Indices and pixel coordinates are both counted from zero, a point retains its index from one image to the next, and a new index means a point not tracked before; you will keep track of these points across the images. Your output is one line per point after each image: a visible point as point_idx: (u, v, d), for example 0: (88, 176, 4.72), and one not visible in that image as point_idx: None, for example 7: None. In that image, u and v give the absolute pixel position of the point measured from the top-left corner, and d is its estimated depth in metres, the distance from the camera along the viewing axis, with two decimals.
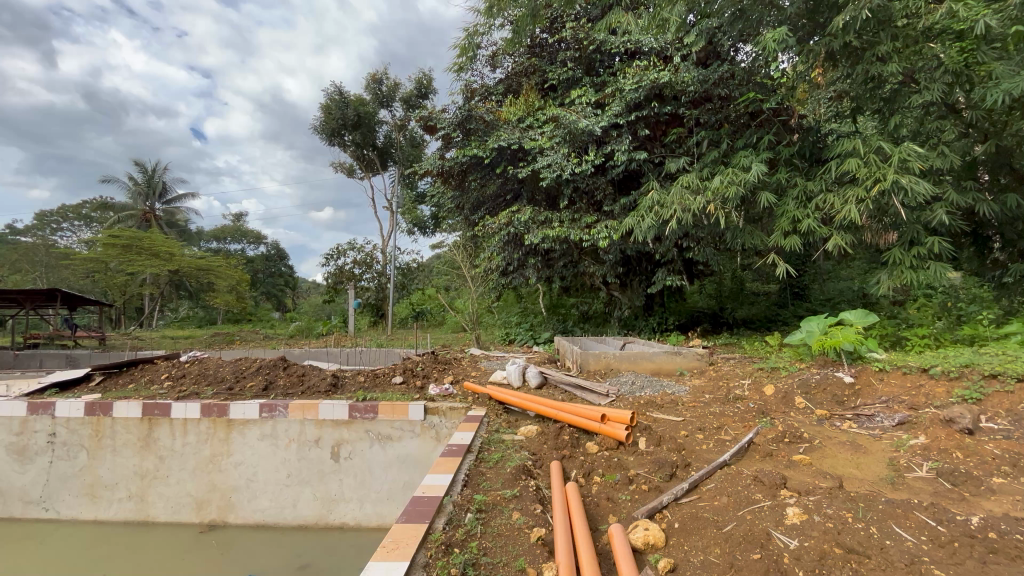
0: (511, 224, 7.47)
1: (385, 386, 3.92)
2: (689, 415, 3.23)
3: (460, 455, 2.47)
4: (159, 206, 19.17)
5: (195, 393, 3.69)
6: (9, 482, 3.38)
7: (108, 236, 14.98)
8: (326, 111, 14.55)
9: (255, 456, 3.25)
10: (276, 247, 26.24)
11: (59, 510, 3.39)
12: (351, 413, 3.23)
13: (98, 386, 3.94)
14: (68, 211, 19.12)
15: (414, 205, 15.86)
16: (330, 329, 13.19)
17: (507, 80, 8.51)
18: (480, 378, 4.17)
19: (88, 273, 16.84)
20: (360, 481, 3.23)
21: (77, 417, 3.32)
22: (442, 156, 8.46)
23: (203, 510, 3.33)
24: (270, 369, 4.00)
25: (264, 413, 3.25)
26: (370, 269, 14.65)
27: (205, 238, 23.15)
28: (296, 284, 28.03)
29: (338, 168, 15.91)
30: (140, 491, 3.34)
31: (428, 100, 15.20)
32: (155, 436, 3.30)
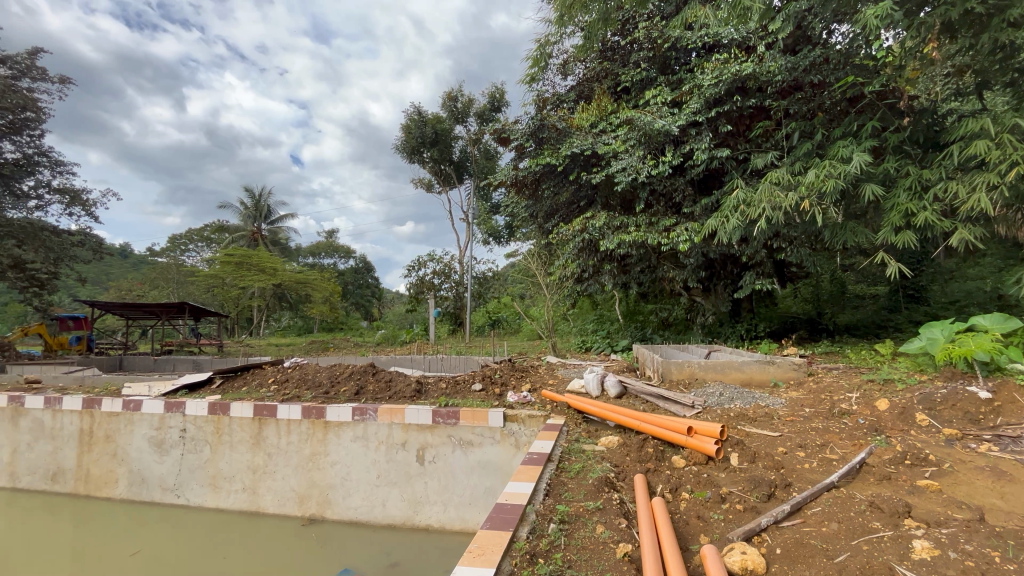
0: (585, 230, 7.41)
1: (465, 392, 4.03)
2: (788, 430, 2.97)
3: (541, 463, 2.47)
4: (265, 226, 21.38)
5: (297, 396, 4.05)
6: (150, 471, 3.89)
7: (225, 255, 16.95)
8: (407, 131, 15.43)
9: (348, 457, 3.48)
10: (363, 260, 28.15)
11: (187, 498, 3.81)
12: (434, 418, 3.36)
13: (219, 387, 4.46)
14: (193, 234, 21.94)
15: (489, 216, 16.27)
16: (413, 337, 13.85)
17: (578, 87, 8.51)
18: (558, 386, 4.16)
19: (209, 289, 19.15)
20: (443, 485, 3.33)
21: (202, 415, 3.78)
22: (515, 166, 8.63)
23: (304, 504, 3.58)
24: (361, 375, 4.30)
25: (357, 416, 3.49)
26: (449, 279, 15.22)
27: (303, 254, 25.43)
28: (381, 294, 29.85)
29: (418, 184, 16.78)
30: (252, 484, 3.67)
31: (501, 112, 15.58)
32: (264, 435, 3.65)
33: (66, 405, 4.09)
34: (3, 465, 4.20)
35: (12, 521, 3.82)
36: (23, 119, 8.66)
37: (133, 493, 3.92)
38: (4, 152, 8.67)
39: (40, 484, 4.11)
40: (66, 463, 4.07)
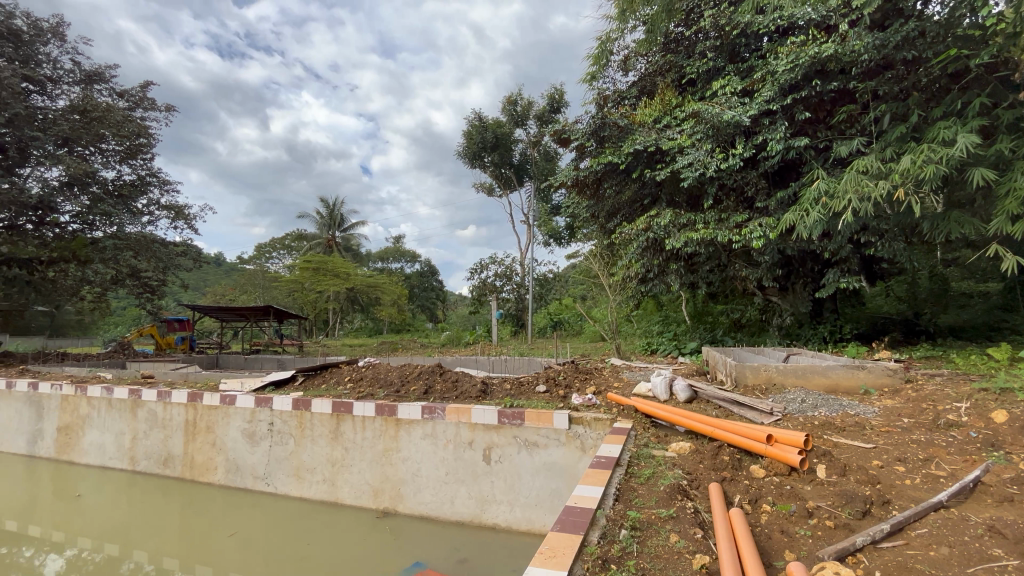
0: (650, 229, 7.20)
1: (529, 394, 4.05)
2: (883, 442, 2.71)
3: (609, 468, 2.43)
4: (339, 234, 22.74)
5: (370, 394, 4.26)
6: (244, 460, 4.24)
7: (304, 261, 18.23)
8: (468, 137, 15.81)
9: (419, 454, 3.62)
10: (428, 264, 29.14)
11: (274, 486, 4.11)
12: (500, 419, 3.41)
13: (301, 384, 4.80)
14: (276, 242, 23.79)
15: (549, 217, 16.27)
16: (476, 338, 14.13)
17: (640, 82, 8.29)
18: (623, 389, 4.06)
19: (290, 293, 20.66)
20: (509, 485, 3.36)
21: (287, 410, 4.09)
22: (576, 167, 8.57)
23: (378, 498, 3.75)
24: (429, 375, 4.45)
25: (426, 415, 3.62)
26: (510, 281, 15.37)
27: (373, 259, 26.75)
28: (445, 297, 30.74)
29: (479, 188, 17.13)
30: (331, 476, 3.90)
31: (561, 113, 15.53)
32: (342, 430, 3.87)
33: (174, 398, 4.57)
34: (126, 450, 4.77)
35: (132, 499, 4.32)
36: (137, 144, 9.80)
37: (229, 480, 4.29)
38: (123, 174, 9.87)
39: (154, 468, 4.61)
40: (175, 450, 4.54)
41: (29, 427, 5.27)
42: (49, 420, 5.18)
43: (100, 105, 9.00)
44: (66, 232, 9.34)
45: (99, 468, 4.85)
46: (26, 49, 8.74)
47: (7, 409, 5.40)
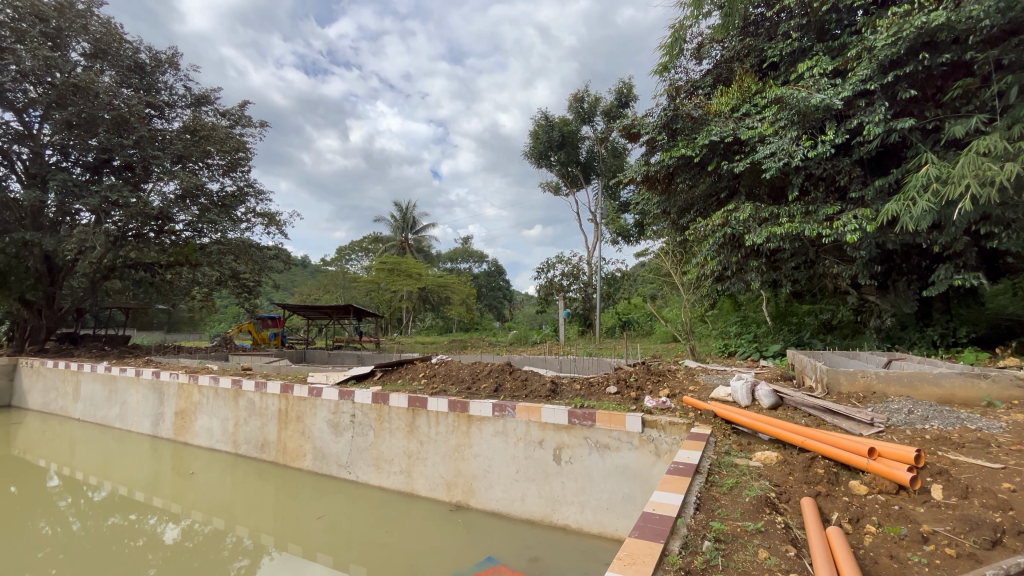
0: (727, 224, 6.81)
1: (600, 395, 3.98)
2: (1013, 462, 2.36)
3: (689, 475, 2.32)
4: (411, 236, 23.76)
5: (443, 390, 4.40)
6: (330, 449, 4.54)
7: (380, 262, 19.26)
8: (535, 137, 15.88)
9: (490, 450, 3.67)
10: (495, 264, 29.67)
11: (356, 475, 4.35)
12: (571, 419, 3.38)
13: (380, 379, 5.06)
14: (355, 245, 25.32)
15: (617, 215, 15.94)
16: (543, 338, 14.15)
17: (716, 69, 7.87)
18: (700, 392, 3.87)
19: (367, 293, 21.91)
20: (581, 486, 3.31)
21: (367, 404, 4.32)
22: (646, 162, 8.30)
23: (451, 491, 3.85)
24: (499, 374, 4.52)
25: (497, 412, 3.67)
26: (577, 280, 15.23)
27: (443, 260, 27.66)
28: (512, 296, 31.10)
29: (546, 188, 17.16)
30: (408, 468, 4.06)
31: (630, 108, 15.16)
32: (417, 424, 4.03)
33: (270, 388, 5.00)
34: (230, 434, 5.28)
35: (235, 479, 4.78)
36: (236, 158, 10.86)
37: (317, 467, 4.60)
38: (226, 186, 10.95)
39: (252, 452, 5.06)
40: (271, 436, 4.96)
41: (153, 411, 6.00)
42: (169, 405, 5.86)
43: (207, 124, 10.06)
44: (179, 238, 10.45)
45: (208, 450, 5.42)
46: (148, 79, 9.95)
47: (136, 394, 6.19)
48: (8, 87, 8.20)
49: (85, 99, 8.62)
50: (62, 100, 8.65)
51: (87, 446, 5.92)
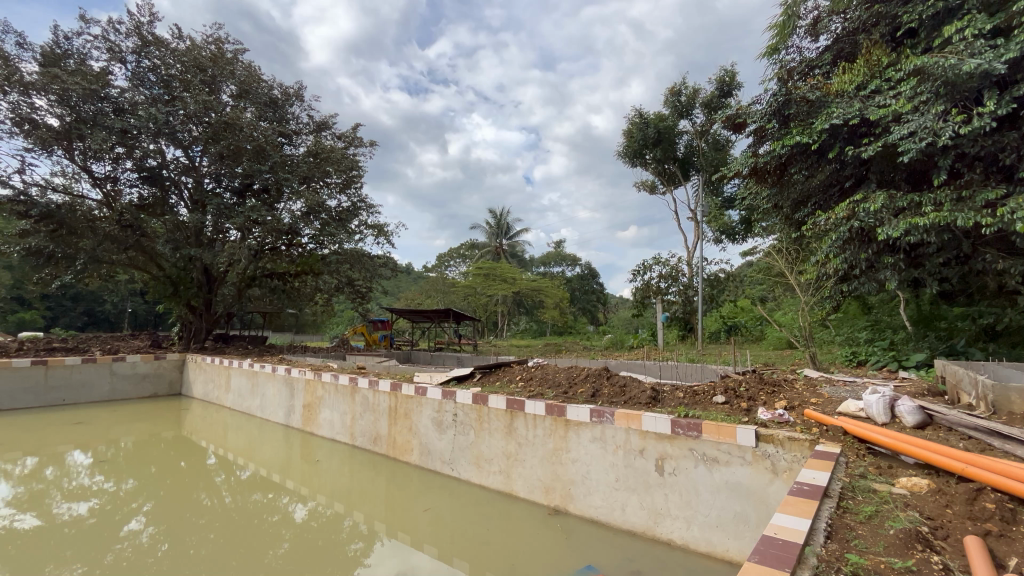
0: (854, 217, 6.05)
1: (706, 404, 3.74)
2: None
3: (816, 498, 2.09)
4: (506, 241, 24.39)
5: (541, 393, 4.43)
6: (434, 445, 4.80)
7: (476, 267, 20.03)
8: (629, 136, 15.46)
9: (588, 456, 3.62)
10: (589, 267, 29.35)
11: (458, 472, 4.54)
12: (674, 429, 3.22)
13: (479, 380, 5.24)
14: (453, 252, 26.59)
15: (720, 212, 14.93)
16: (640, 342, 13.65)
17: (835, 45, 7.06)
18: (825, 406, 3.46)
19: (465, 298, 22.85)
20: (686, 501, 3.13)
21: (468, 404, 4.50)
22: (755, 154, 7.69)
23: (550, 495, 3.85)
24: (596, 379, 4.45)
25: (594, 418, 3.61)
26: (676, 282, 14.50)
27: (536, 264, 27.97)
28: (606, 300, 30.51)
29: (641, 187, 16.63)
30: (507, 468, 4.15)
31: (733, 97, 14.18)
32: (515, 426, 4.10)
33: (381, 387, 5.42)
34: (348, 427, 5.82)
35: (353, 468, 5.23)
36: (351, 176, 12.00)
37: (423, 462, 4.89)
38: (342, 202, 12.12)
39: (367, 445, 5.52)
40: (383, 431, 5.37)
41: (286, 403, 6.81)
42: (298, 398, 6.62)
43: (327, 147, 11.24)
44: (305, 251, 11.75)
45: (330, 440, 6.01)
46: (280, 111, 11.36)
47: (272, 387, 7.07)
48: (179, 129, 9.76)
49: (233, 134, 10.10)
50: (216, 135, 10.19)
51: (236, 431, 6.89)
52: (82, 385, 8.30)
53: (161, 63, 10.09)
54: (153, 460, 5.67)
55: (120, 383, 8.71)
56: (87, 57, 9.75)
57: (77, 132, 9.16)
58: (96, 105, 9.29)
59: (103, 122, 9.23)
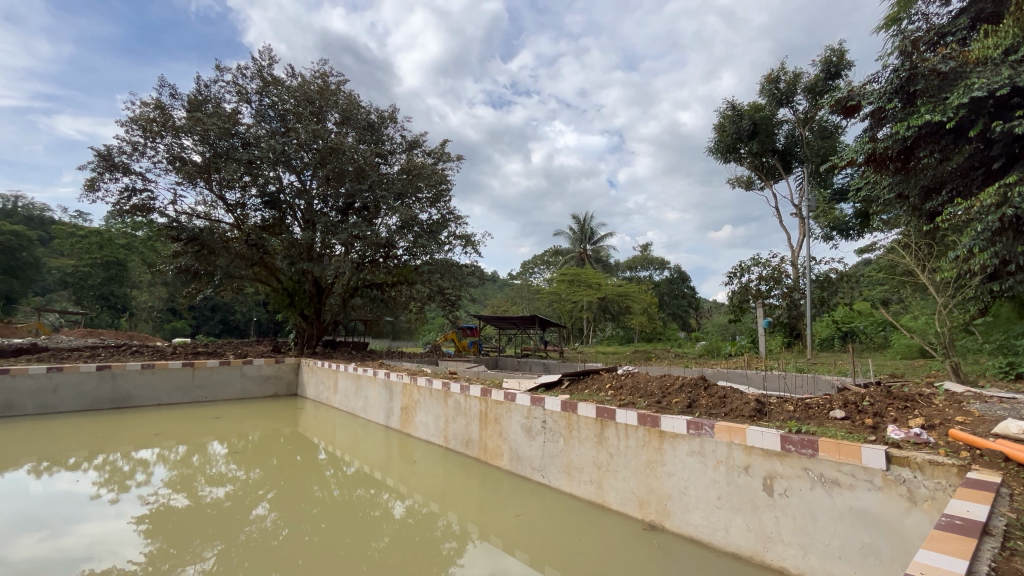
0: (1007, 203, 5.16)
1: (822, 419, 3.37)
2: None
3: (972, 534, 1.79)
4: (589, 246, 24.12)
5: (632, 401, 4.28)
6: (525, 451, 4.84)
7: (561, 274, 20.05)
8: (721, 130, 14.59)
9: (686, 470, 3.43)
10: (678, 270, 28.04)
11: (549, 479, 4.54)
12: (784, 445, 2.94)
13: (567, 387, 5.20)
14: (537, 259, 26.82)
15: (830, 206, 13.52)
16: (739, 349, 12.70)
17: (972, 7, 6.15)
18: (976, 425, 2.96)
19: (550, 304, 22.91)
20: (801, 525, 2.83)
21: (557, 411, 4.48)
22: (872, 139, 6.81)
23: (644, 509, 3.69)
24: (692, 389, 4.22)
25: (692, 430, 3.41)
26: (780, 285, 13.29)
27: (621, 269, 27.31)
28: (698, 304, 28.93)
29: (736, 184, 15.60)
30: (598, 478, 4.06)
31: (842, 78, 12.84)
32: (606, 435, 4.01)
33: (472, 391, 5.59)
34: (442, 430, 6.08)
35: (447, 469, 5.44)
36: (440, 190, 12.67)
37: (513, 467, 4.95)
38: (433, 215, 12.79)
39: (460, 447, 5.72)
40: (474, 435, 5.53)
41: (386, 405, 7.28)
42: (396, 400, 7.05)
43: (419, 164, 11.95)
44: (400, 262, 12.53)
45: (426, 442, 6.32)
46: (377, 134, 12.32)
47: (374, 390, 7.60)
48: (293, 156, 10.92)
49: (338, 158, 11.07)
50: (323, 160, 11.24)
51: (343, 429, 7.50)
52: (219, 384, 9.55)
53: (278, 100, 11.40)
54: (275, 453, 6.35)
55: (248, 383, 9.88)
56: (220, 100, 11.29)
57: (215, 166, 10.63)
58: (228, 141, 10.71)
59: (233, 156, 10.62)
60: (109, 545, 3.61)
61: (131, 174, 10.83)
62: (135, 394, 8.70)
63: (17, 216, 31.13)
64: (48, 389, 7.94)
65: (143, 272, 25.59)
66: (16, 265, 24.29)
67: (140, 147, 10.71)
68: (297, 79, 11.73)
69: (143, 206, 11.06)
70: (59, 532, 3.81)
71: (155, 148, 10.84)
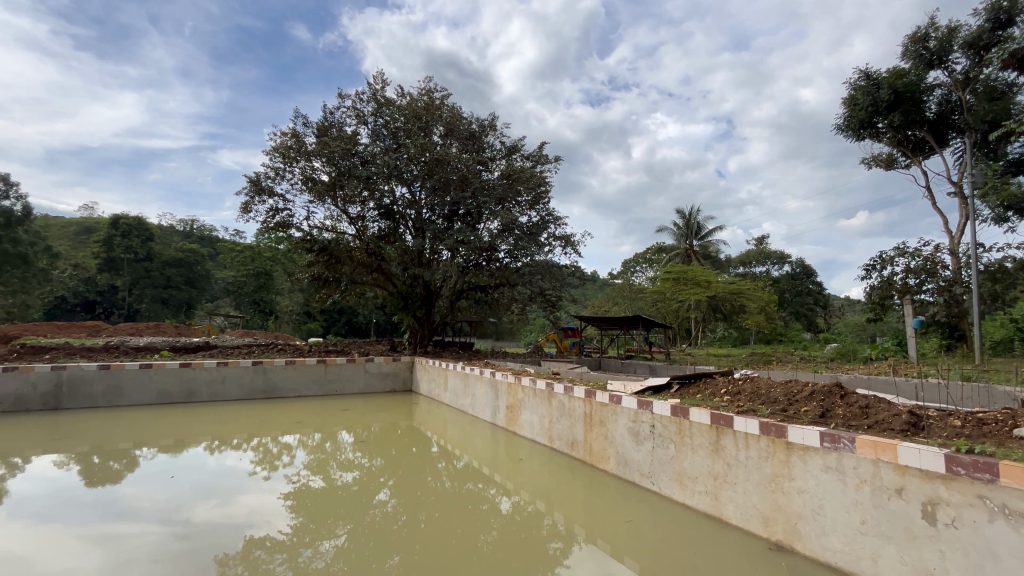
0: None
1: (1001, 439, 2.81)
2: None
3: None
4: (696, 241, 22.78)
5: (753, 409, 3.94)
6: (632, 456, 4.71)
7: (665, 272, 19.13)
8: (852, 103, 12.88)
9: (820, 488, 3.07)
10: (801, 265, 25.32)
11: (659, 486, 4.36)
12: (949, 466, 2.51)
13: (677, 391, 4.95)
14: (639, 257, 25.95)
15: (1003, 180, 11.27)
16: (881, 354, 11.07)
17: None
18: None
19: (653, 304, 22.01)
20: (975, 565, 2.37)
21: (666, 416, 4.29)
22: None
23: (770, 527, 3.37)
24: (826, 398, 3.78)
25: (828, 444, 3.06)
26: (934, 278, 11.32)
27: (733, 264, 25.33)
28: (827, 301, 25.80)
29: (873, 163, 13.68)
30: (714, 489, 3.81)
31: (1016, 27, 10.69)
32: (722, 444, 3.74)
33: (576, 393, 5.56)
34: (546, 430, 6.15)
35: (553, 469, 5.47)
36: (538, 192, 12.91)
37: (621, 472, 4.84)
38: (533, 217, 13.05)
39: (565, 448, 5.74)
40: (580, 436, 5.50)
41: (492, 403, 7.54)
42: (502, 399, 7.28)
43: (520, 169, 12.25)
44: (502, 264, 12.93)
45: (531, 441, 6.43)
46: (478, 142, 12.86)
47: (481, 389, 7.92)
48: (404, 169, 11.78)
49: (443, 168, 11.75)
50: (430, 170, 11.99)
51: (453, 425, 7.92)
52: (346, 379, 10.64)
53: (389, 119, 12.39)
54: (394, 444, 6.90)
55: (371, 379, 10.87)
56: (342, 124, 12.57)
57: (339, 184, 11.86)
58: (349, 161, 11.91)
59: (354, 173, 11.77)
60: (264, 515, 4.20)
61: (275, 196, 12.51)
62: (281, 387, 10.03)
63: (194, 237, 37.65)
64: (218, 380, 9.48)
65: (284, 280, 29.43)
66: (193, 276, 29.35)
67: (280, 172, 12.33)
68: (406, 98, 12.64)
69: (284, 223, 12.71)
70: (228, 500, 4.54)
71: (292, 171, 12.39)
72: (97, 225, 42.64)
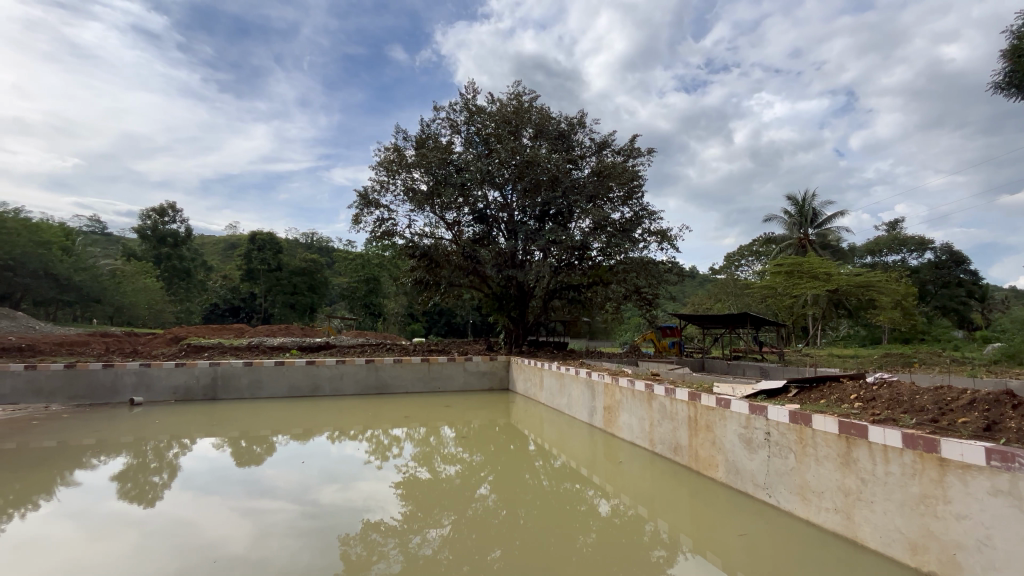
0: None
1: None
2: None
3: None
4: (812, 230, 20.59)
5: (892, 418, 3.46)
6: (745, 466, 4.37)
7: (775, 265, 17.53)
8: (1014, 55, 10.78)
9: (987, 515, 2.60)
10: (948, 251, 21.73)
11: (778, 499, 4.00)
12: None
13: (796, 396, 4.50)
14: (745, 250, 24.10)
15: None
16: None
17: None
18: None
19: (762, 300, 20.29)
20: None
21: (784, 423, 3.92)
22: None
23: (919, 555, 2.93)
24: (990, 409, 3.21)
25: (998, 463, 2.58)
26: None
27: (859, 254, 22.45)
28: (984, 292, 21.87)
29: None
30: (847, 507, 3.41)
31: None
32: (855, 456, 3.34)
33: (679, 395, 5.30)
34: (647, 432, 5.95)
35: (655, 474, 5.27)
36: (631, 187, 12.58)
37: (732, 481, 4.52)
38: (626, 213, 12.73)
39: (668, 453, 5.50)
40: (684, 441, 5.24)
41: (589, 404, 7.45)
42: (599, 400, 7.17)
43: (611, 164, 12.01)
44: (595, 263, 12.77)
45: (631, 444, 6.25)
46: (567, 141, 12.84)
47: (577, 389, 7.88)
48: (496, 173, 12.11)
49: (534, 170, 11.90)
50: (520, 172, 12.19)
51: (550, 424, 7.97)
52: (447, 377, 11.19)
53: (481, 126, 12.81)
54: (494, 441, 7.12)
55: (469, 377, 11.33)
56: (437, 135, 13.25)
57: (436, 192, 12.50)
58: (446, 169, 12.49)
59: (449, 180, 12.34)
60: (379, 501, 4.57)
61: (381, 207, 13.53)
62: (390, 383, 10.83)
63: (314, 248, 42.05)
64: (338, 376, 10.49)
65: (390, 284, 31.76)
66: (315, 283, 32.82)
67: (385, 184, 13.31)
68: (496, 104, 12.97)
69: (389, 231, 13.70)
70: (349, 485, 5.01)
71: (395, 183, 13.29)
72: (240, 241, 49.45)
